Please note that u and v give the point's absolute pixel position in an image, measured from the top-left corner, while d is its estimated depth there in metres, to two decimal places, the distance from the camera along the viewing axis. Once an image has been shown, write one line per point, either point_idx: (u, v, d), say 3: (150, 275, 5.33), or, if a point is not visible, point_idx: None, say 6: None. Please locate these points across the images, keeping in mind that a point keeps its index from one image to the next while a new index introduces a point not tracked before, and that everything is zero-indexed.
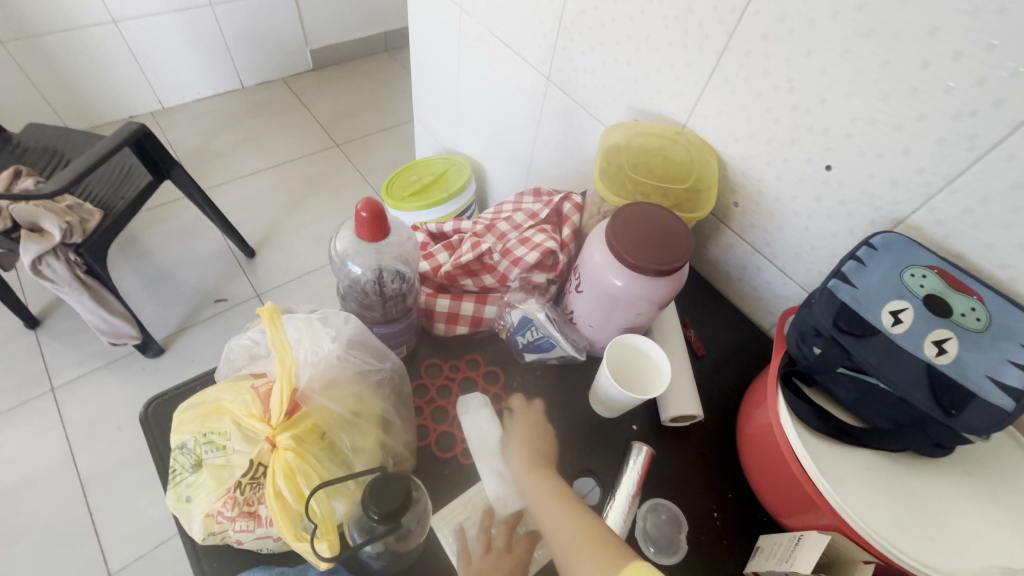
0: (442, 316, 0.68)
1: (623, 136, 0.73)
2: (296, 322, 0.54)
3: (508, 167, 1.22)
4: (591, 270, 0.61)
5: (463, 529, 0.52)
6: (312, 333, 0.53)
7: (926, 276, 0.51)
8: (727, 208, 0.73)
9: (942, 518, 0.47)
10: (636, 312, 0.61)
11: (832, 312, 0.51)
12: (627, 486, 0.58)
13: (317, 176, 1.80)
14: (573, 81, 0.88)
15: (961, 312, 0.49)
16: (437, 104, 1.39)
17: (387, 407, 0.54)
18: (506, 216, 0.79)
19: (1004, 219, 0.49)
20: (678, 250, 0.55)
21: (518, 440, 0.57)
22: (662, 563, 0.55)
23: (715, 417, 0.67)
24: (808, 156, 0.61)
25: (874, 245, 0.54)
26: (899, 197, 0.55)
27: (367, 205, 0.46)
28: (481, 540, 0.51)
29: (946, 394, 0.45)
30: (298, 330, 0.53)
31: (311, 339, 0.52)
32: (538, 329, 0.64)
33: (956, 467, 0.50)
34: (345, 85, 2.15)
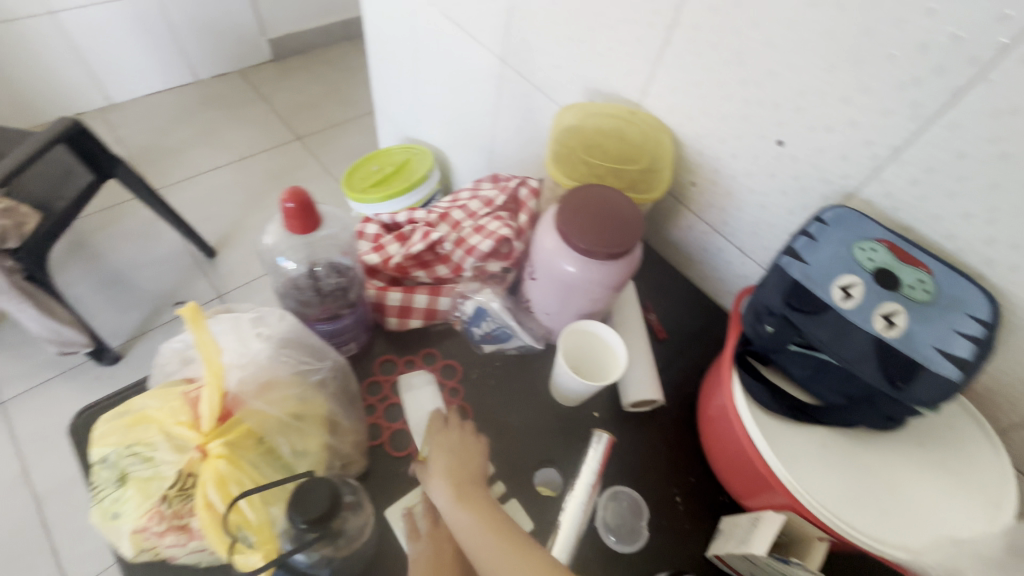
0: (394, 310, 0.65)
1: (576, 118, 0.71)
2: (222, 321, 0.50)
3: (471, 155, 1.19)
4: (543, 258, 0.59)
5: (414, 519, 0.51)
6: (238, 333, 0.49)
7: (876, 249, 0.50)
8: (685, 188, 0.72)
9: (894, 491, 0.47)
10: (592, 297, 0.60)
11: (783, 290, 0.50)
12: (587, 477, 0.56)
13: (278, 171, 1.74)
14: (528, 62, 0.86)
15: (909, 284, 0.49)
16: (396, 92, 1.34)
17: (332, 407, 0.52)
18: (460, 203, 0.76)
19: (949, 190, 0.49)
20: (630, 232, 0.54)
21: (451, 449, 0.52)
22: (622, 551, 0.55)
23: (676, 400, 0.66)
24: (760, 132, 0.60)
25: (826, 220, 0.53)
26: (849, 171, 0.55)
27: (293, 196, 0.43)
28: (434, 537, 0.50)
29: (895, 367, 0.45)
30: (223, 330, 0.49)
31: (237, 339, 0.49)
32: (494, 320, 0.62)
33: (909, 439, 0.50)
34: (306, 76, 2.08)
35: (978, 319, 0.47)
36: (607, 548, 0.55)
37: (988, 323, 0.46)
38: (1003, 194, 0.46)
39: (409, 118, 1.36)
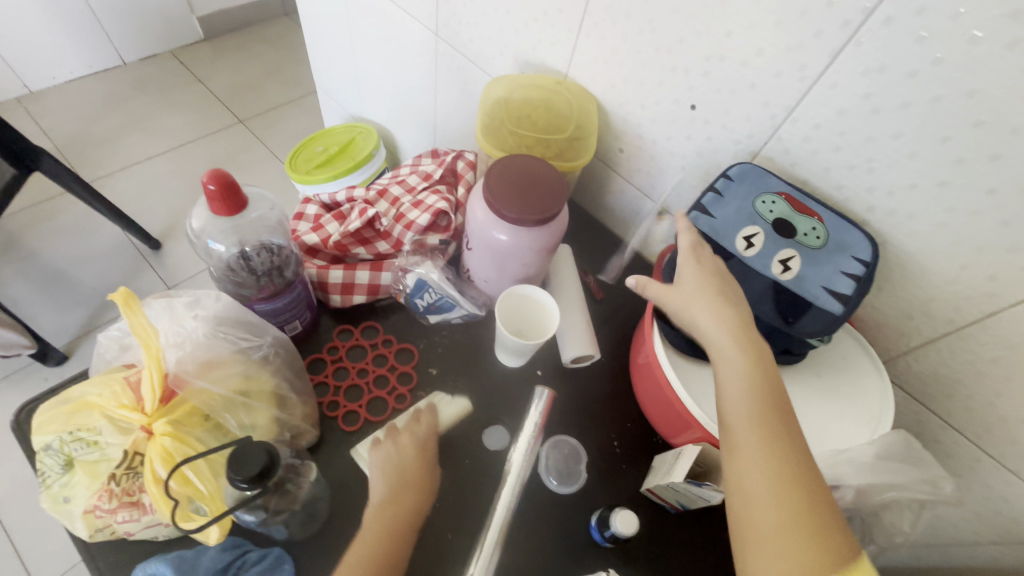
0: (337, 287, 0.67)
1: (504, 89, 0.73)
2: (155, 305, 0.51)
3: (416, 131, 1.19)
4: (476, 228, 0.61)
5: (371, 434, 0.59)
6: (172, 314, 0.50)
7: (776, 201, 0.55)
8: (614, 154, 0.75)
9: (794, 417, 0.53)
10: (524, 263, 0.63)
11: (691, 243, 0.55)
12: (530, 427, 0.61)
13: (221, 156, 1.68)
14: (460, 35, 0.86)
15: (803, 232, 0.54)
16: (336, 69, 1.31)
17: (278, 381, 0.54)
18: (399, 179, 0.77)
19: (834, 144, 0.54)
20: (554, 197, 0.57)
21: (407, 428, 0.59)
22: (563, 493, 0.60)
23: (612, 355, 0.71)
24: (674, 98, 0.64)
25: (731, 176, 0.57)
26: (752, 131, 0.59)
27: (214, 177, 0.44)
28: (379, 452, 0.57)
29: (787, 305, 0.51)
30: (157, 313, 0.50)
31: (172, 320, 0.50)
32: (436, 291, 0.64)
33: (808, 370, 0.56)
34: (243, 55, 1.99)
35: (860, 260, 0.52)
36: (550, 492, 0.60)
37: (868, 263, 0.52)
38: (877, 145, 0.51)
39: (352, 95, 1.34)
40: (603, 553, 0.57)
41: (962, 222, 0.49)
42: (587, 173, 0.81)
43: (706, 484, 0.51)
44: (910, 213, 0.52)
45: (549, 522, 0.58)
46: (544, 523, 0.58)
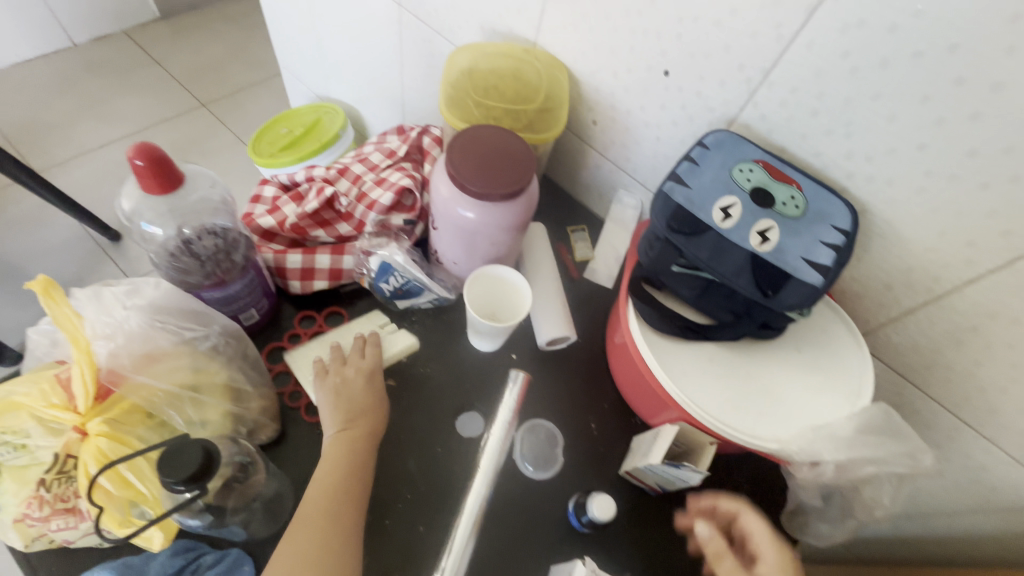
0: (296, 273, 0.63)
1: (469, 59, 0.68)
2: (80, 293, 0.46)
3: (384, 110, 1.14)
4: (440, 205, 0.57)
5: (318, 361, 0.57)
6: (99, 303, 0.46)
7: (753, 170, 0.53)
8: (587, 127, 0.72)
9: (773, 393, 0.51)
10: (492, 242, 0.60)
11: (666, 215, 0.52)
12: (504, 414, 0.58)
13: (183, 141, 1.60)
14: (424, 4, 0.81)
15: (781, 201, 0.52)
16: (299, 46, 1.25)
17: (231, 373, 0.50)
18: (362, 157, 0.73)
19: (812, 108, 0.51)
20: (521, 170, 0.54)
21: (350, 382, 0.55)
22: (540, 478, 0.58)
23: (589, 336, 0.69)
24: (647, 64, 0.60)
25: (707, 144, 0.54)
26: (728, 97, 0.56)
27: (140, 152, 0.40)
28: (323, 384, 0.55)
29: (765, 278, 0.49)
30: (82, 302, 0.46)
31: (99, 309, 0.45)
32: (402, 274, 0.61)
33: (788, 345, 0.55)
34: (203, 34, 1.89)
35: (840, 229, 0.50)
36: (525, 478, 0.58)
37: (848, 232, 0.50)
38: (856, 108, 0.49)
39: (317, 74, 1.27)
40: (579, 538, 0.55)
41: (941, 187, 0.48)
42: (561, 148, 0.78)
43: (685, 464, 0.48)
44: (890, 179, 0.50)
45: (525, 509, 0.56)
46: (519, 510, 0.56)
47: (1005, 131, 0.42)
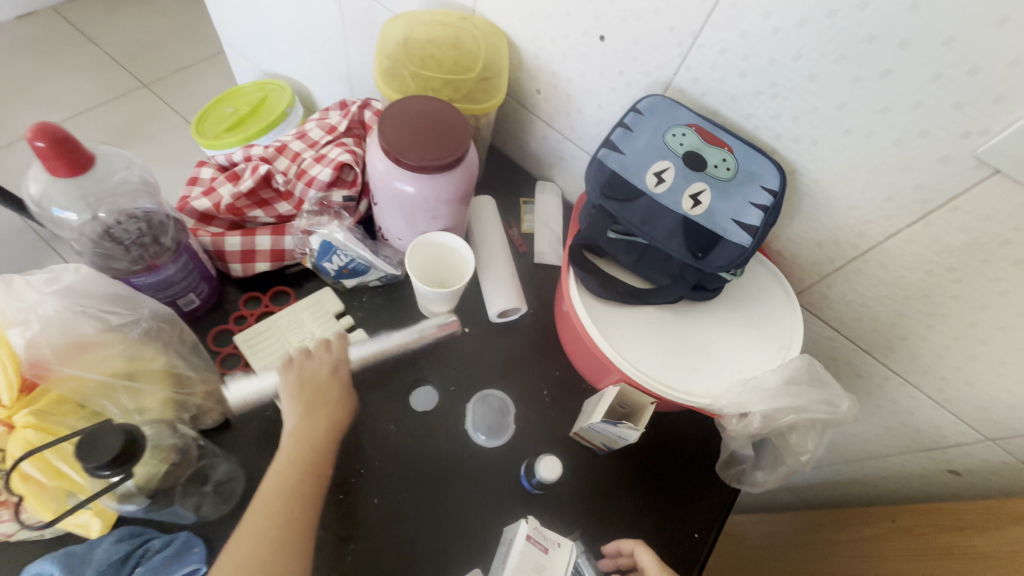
0: (235, 255, 0.62)
1: (403, 28, 0.67)
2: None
3: (333, 85, 1.10)
4: (378, 180, 0.57)
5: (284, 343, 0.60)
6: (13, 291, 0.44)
7: (686, 134, 0.53)
8: (532, 97, 0.71)
9: (707, 351, 0.53)
10: (433, 216, 0.59)
11: (600, 182, 0.53)
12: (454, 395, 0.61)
13: (125, 125, 1.52)
14: None
15: (713, 163, 0.52)
16: (239, 19, 1.19)
17: (170, 359, 0.50)
18: (301, 133, 0.71)
19: (739, 69, 0.52)
20: (456, 140, 0.53)
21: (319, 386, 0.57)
22: (492, 446, 0.59)
23: (540, 306, 0.70)
24: (582, 29, 0.60)
25: (641, 110, 0.55)
26: (661, 61, 0.56)
27: (40, 133, 0.38)
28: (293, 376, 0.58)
29: (696, 241, 0.51)
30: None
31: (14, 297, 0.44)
32: (344, 253, 0.60)
33: (724, 305, 0.57)
34: (140, 9, 1.78)
35: (769, 189, 0.51)
36: (478, 445, 0.59)
37: (776, 192, 0.51)
38: (780, 68, 0.49)
39: (260, 49, 1.22)
40: (530, 501, 0.57)
41: (861, 145, 0.49)
42: (509, 119, 0.77)
43: (621, 422, 0.50)
44: (814, 139, 0.52)
45: (478, 475, 0.58)
46: (472, 476, 0.58)
47: (914, 87, 0.44)
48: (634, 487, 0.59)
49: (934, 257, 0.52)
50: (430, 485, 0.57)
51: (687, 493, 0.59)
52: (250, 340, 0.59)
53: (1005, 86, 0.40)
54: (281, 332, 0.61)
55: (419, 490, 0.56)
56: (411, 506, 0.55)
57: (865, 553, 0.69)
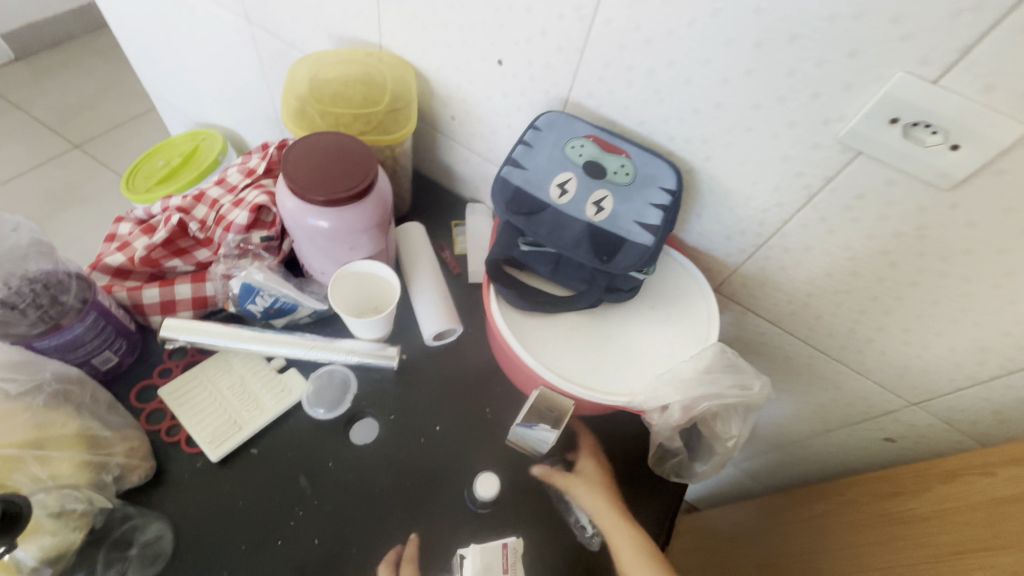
0: (155, 307, 0.61)
1: (309, 69, 0.69)
2: None
3: (264, 130, 1.10)
4: (290, 219, 0.57)
5: (214, 389, 0.59)
6: None
7: (584, 145, 0.55)
8: (447, 122, 0.73)
9: (628, 351, 0.55)
10: (351, 247, 0.60)
11: (506, 198, 0.54)
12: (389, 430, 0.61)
13: (59, 188, 1.49)
14: (269, 17, 0.79)
15: (612, 170, 0.54)
16: (164, 74, 1.19)
17: (84, 422, 0.48)
18: (220, 180, 0.71)
19: (625, 81, 0.55)
20: (360, 172, 0.54)
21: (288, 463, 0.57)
22: (436, 471, 0.59)
23: (476, 325, 0.70)
24: (480, 56, 0.62)
25: (538, 127, 0.57)
26: (555, 80, 0.59)
27: None
28: (224, 423, 0.57)
29: (601, 246, 0.53)
30: None
31: None
32: (267, 293, 0.60)
33: (644, 304, 0.58)
34: (69, 72, 1.76)
35: (667, 189, 0.53)
36: (421, 472, 0.59)
37: (674, 191, 0.53)
38: (659, 76, 0.53)
39: (189, 100, 1.22)
40: (477, 520, 0.56)
41: (742, 140, 0.52)
42: (431, 146, 0.79)
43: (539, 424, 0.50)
44: (702, 138, 0.55)
45: (423, 502, 0.57)
46: (417, 505, 0.57)
47: (775, 83, 0.47)
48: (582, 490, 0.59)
49: (827, 238, 0.55)
50: (373, 519, 0.56)
51: (635, 488, 0.60)
52: (175, 391, 0.58)
53: (849, 76, 0.43)
54: (209, 379, 0.60)
55: (363, 524, 0.55)
56: (355, 540, 0.54)
57: (821, 531, 0.70)
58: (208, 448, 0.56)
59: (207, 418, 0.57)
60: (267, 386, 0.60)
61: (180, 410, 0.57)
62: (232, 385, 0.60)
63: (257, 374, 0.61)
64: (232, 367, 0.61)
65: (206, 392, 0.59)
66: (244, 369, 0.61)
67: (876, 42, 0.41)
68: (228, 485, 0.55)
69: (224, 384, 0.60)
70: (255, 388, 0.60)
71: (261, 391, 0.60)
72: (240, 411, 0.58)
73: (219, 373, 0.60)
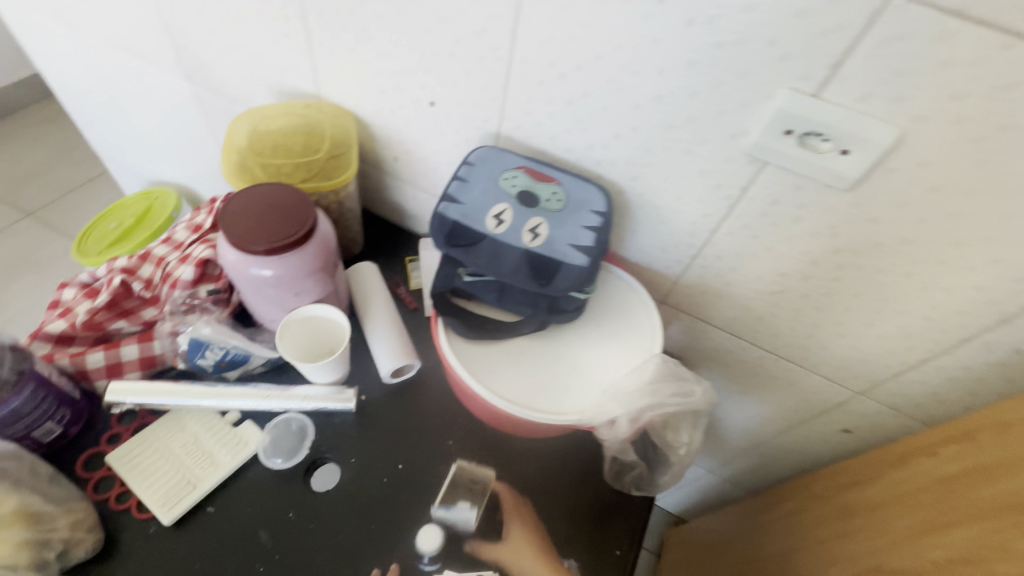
0: (101, 371, 0.60)
1: (249, 125, 0.71)
2: None
3: (218, 183, 1.11)
4: (233, 271, 0.57)
5: (166, 450, 0.58)
6: None
7: (516, 175, 0.57)
8: (391, 163, 0.75)
9: (578, 369, 0.56)
10: (297, 293, 0.60)
11: (444, 233, 0.56)
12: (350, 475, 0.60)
13: (10, 258, 1.45)
14: (211, 76, 0.81)
15: (545, 197, 0.56)
16: (114, 136, 1.19)
17: (23, 498, 0.47)
18: (167, 237, 0.71)
19: (549, 112, 0.58)
20: (299, 219, 0.55)
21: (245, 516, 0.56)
22: (400, 512, 0.58)
23: (434, 358, 0.71)
24: (413, 98, 0.65)
25: (471, 162, 0.59)
26: (485, 116, 0.62)
27: None
28: (178, 484, 0.56)
29: (539, 270, 0.54)
30: None
31: None
32: (217, 346, 0.60)
33: (591, 322, 0.60)
34: (20, 142, 1.74)
35: (597, 211, 0.56)
36: (385, 512, 0.58)
37: (604, 213, 0.55)
38: (579, 106, 0.56)
39: (141, 160, 1.22)
40: (445, 557, 0.56)
41: (662, 158, 0.55)
42: (379, 186, 0.81)
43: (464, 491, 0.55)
44: (626, 159, 0.58)
45: (389, 545, 0.56)
46: (382, 548, 0.56)
47: (681, 105, 0.50)
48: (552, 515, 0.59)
49: (753, 243, 0.58)
50: (338, 568, 0.54)
51: (603, 507, 0.60)
52: (124, 456, 0.57)
53: (744, 94, 0.47)
54: (160, 440, 0.58)
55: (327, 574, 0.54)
56: None
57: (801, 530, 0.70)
58: (160, 512, 0.54)
59: (159, 481, 0.56)
60: (222, 441, 0.60)
61: (130, 475, 0.56)
62: (185, 444, 0.59)
63: (211, 430, 0.60)
64: (184, 426, 0.60)
65: (157, 453, 0.58)
66: (198, 426, 0.60)
67: (760, 63, 0.45)
68: (184, 548, 0.54)
69: (177, 444, 0.58)
70: (210, 444, 0.59)
71: (216, 447, 0.59)
72: (194, 468, 0.57)
73: (170, 433, 0.59)
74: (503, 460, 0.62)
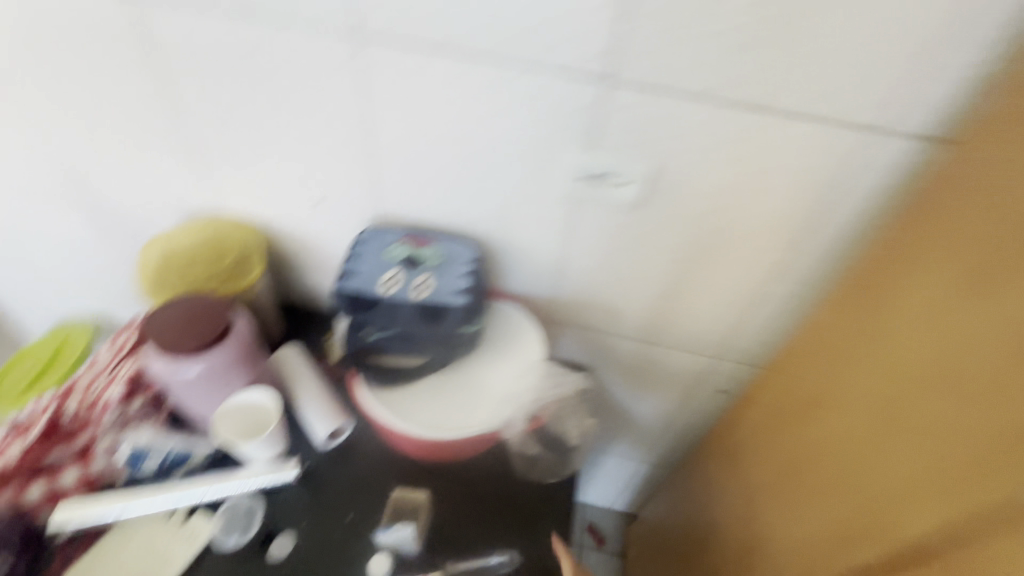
0: (44, 500, 0.64)
1: (159, 251, 0.78)
2: None
3: (134, 305, 1.15)
4: (165, 379, 0.65)
5: (121, 560, 0.62)
6: None
7: (400, 244, 0.69)
8: (296, 254, 0.85)
9: (482, 389, 0.69)
10: (226, 386, 0.67)
11: (347, 302, 0.67)
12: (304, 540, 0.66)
13: None
14: (114, 209, 0.88)
15: (426, 257, 0.68)
16: (17, 280, 1.20)
17: None
18: (90, 361, 0.76)
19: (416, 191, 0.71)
20: (216, 321, 0.65)
21: None
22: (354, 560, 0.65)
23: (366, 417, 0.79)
24: (297, 200, 0.76)
25: (359, 240, 0.70)
26: (359, 205, 0.73)
27: None
28: None
29: (430, 316, 0.65)
30: None
31: None
32: (157, 453, 0.66)
33: (489, 350, 0.72)
34: None
35: (469, 260, 0.69)
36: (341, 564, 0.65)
37: (474, 260, 0.69)
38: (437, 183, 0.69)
39: (49, 298, 1.23)
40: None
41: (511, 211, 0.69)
42: (290, 276, 0.90)
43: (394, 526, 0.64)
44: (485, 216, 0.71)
45: None
46: None
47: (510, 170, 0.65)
48: (501, 514, 0.68)
49: (598, 260, 0.73)
50: None
51: (543, 497, 0.69)
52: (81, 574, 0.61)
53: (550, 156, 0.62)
54: (113, 552, 0.63)
55: None
56: None
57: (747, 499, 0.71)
58: None
59: None
60: (175, 538, 0.65)
61: None
62: (139, 549, 0.63)
63: (161, 531, 0.65)
64: (135, 532, 0.64)
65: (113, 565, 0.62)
66: (149, 531, 0.65)
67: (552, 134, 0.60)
68: None
69: (131, 552, 0.63)
70: (164, 544, 0.64)
71: (169, 544, 0.64)
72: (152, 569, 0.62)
73: (122, 544, 0.63)
74: (440, 489, 0.70)
